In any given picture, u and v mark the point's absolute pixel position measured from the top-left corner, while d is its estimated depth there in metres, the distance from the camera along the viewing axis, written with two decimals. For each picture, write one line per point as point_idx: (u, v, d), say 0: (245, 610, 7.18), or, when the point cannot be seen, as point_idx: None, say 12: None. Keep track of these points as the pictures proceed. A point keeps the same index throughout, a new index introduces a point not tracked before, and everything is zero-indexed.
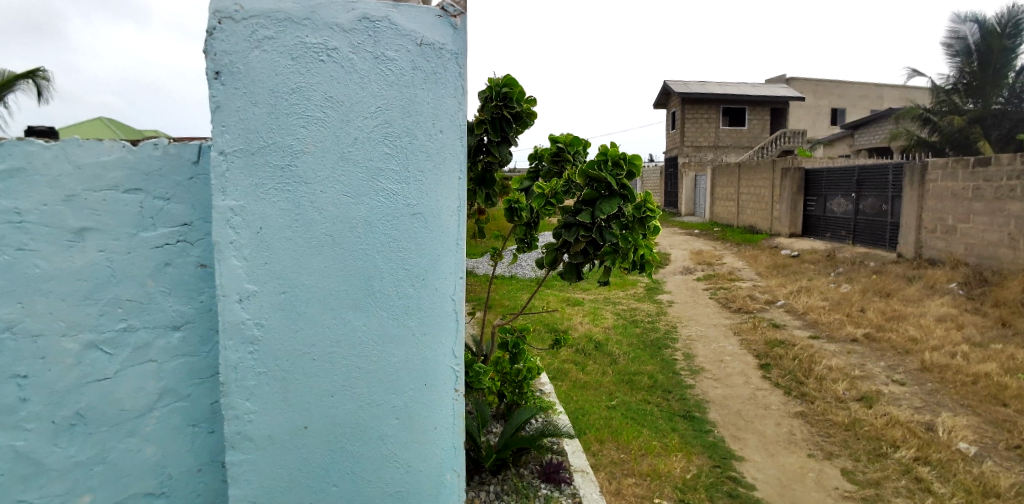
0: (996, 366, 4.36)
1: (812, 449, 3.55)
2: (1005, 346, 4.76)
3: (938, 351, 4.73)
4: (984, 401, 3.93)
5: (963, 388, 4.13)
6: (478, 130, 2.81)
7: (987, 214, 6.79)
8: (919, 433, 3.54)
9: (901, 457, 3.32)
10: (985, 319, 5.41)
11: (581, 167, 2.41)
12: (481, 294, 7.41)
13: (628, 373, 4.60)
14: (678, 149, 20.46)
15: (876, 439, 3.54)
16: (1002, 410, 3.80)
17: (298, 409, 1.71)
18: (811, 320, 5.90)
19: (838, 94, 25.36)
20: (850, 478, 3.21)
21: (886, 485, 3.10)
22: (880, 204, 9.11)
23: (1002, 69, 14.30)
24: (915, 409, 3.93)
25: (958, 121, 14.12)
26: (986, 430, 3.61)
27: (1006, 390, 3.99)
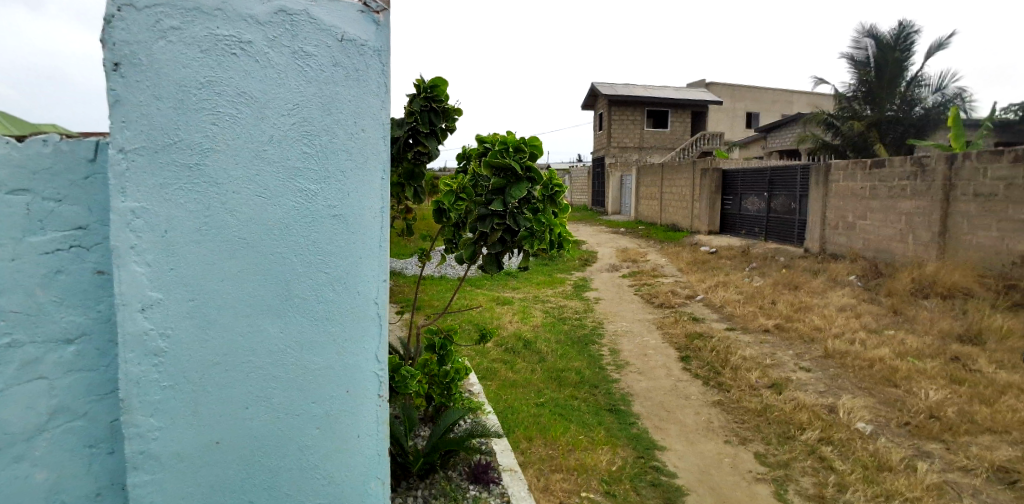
0: (890, 350, 4.22)
1: (728, 435, 3.34)
2: (898, 330, 4.77)
3: (840, 338, 4.73)
4: (879, 383, 3.77)
5: (861, 371, 3.97)
6: (408, 121, 2.70)
7: (881, 212, 7.25)
8: (823, 415, 3.34)
9: (807, 438, 3.12)
10: (879, 307, 5.53)
11: (485, 158, 2.37)
12: (409, 295, 7.24)
13: (555, 370, 4.51)
14: (604, 149, 20.93)
15: (786, 423, 3.33)
16: (894, 391, 3.62)
17: (209, 423, 1.55)
18: (728, 313, 6.09)
19: (753, 99, 26.71)
20: (763, 461, 3.01)
21: (795, 465, 2.92)
22: (789, 203, 9.63)
23: (894, 80, 15.54)
24: (820, 393, 3.74)
25: (858, 125, 15.15)
26: (881, 410, 3.42)
27: (897, 373, 3.84)
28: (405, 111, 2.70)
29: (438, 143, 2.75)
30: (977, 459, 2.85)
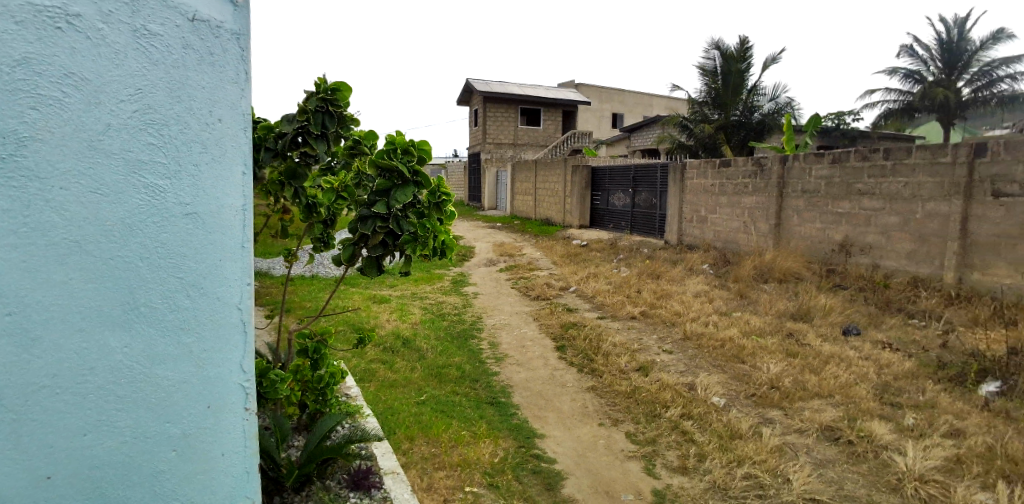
0: (738, 330, 4.65)
1: (601, 418, 3.48)
2: (744, 312, 5.29)
3: (696, 322, 5.13)
4: (729, 360, 4.13)
5: (714, 351, 4.34)
6: (298, 118, 2.43)
7: (729, 207, 7.97)
8: (683, 393, 3.57)
9: (670, 415, 3.31)
10: (728, 292, 6.00)
11: (371, 156, 2.27)
12: (277, 296, 6.81)
13: (436, 367, 4.48)
14: (480, 145, 21.10)
15: (652, 402, 3.53)
16: (741, 366, 3.98)
17: (40, 455, 1.33)
18: (599, 303, 6.38)
19: (618, 101, 28.28)
20: (633, 439, 3.15)
21: (660, 441, 3.08)
22: (651, 199, 10.32)
23: (738, 89, 16.76)
24: (681, 373, 4.03)
25: (709, 128, 16.66)
26: (732, 384, 3.67)
27: (744, 350, 4.23)
28: (297, 108, 2.43)
29: (327, 150, 2.49)
30: (809, 421, 3.03)
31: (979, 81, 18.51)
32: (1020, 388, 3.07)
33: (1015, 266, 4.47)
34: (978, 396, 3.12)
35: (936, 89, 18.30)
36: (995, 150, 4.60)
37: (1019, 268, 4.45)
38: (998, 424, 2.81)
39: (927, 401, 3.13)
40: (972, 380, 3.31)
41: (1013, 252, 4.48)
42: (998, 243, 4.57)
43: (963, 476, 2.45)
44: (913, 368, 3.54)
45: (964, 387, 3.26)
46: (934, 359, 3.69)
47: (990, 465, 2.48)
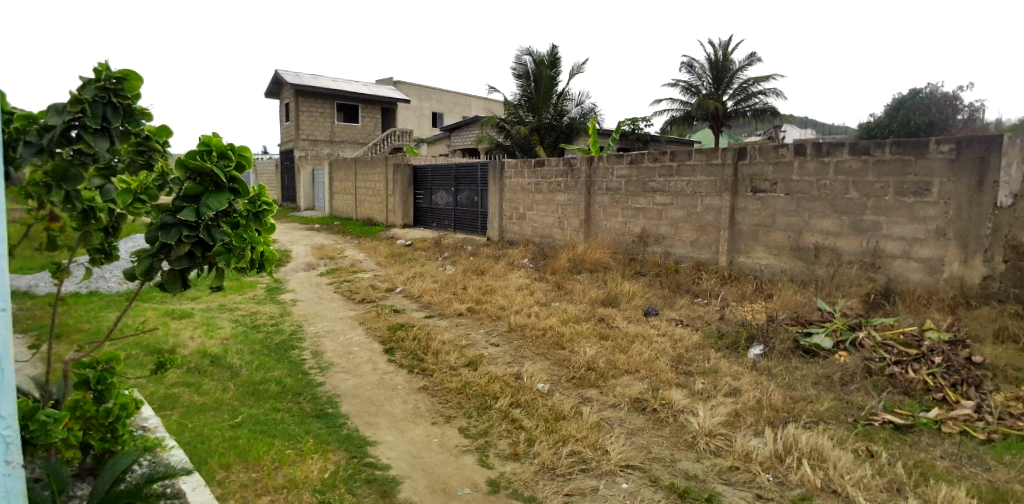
0: (557, 319, 4.99)
1: (434, 417, 3.51)
2: (561, 302, 5.68)
3: (520, 314, 5.40)
4: (550, 348, 4.42)
5: (537, 340, 4.61)
6: (71, 109, 2.12)
7: (545, 203, 8.49)
8: (511, 383, 3.76)
9: (499, 405, 3.46)
10: (546, 284, 6.38)
11: (180, 156, 2.05)
12: (46, 319, 5.78)
13: (253, 385, 4.15)
14: (293, 142, 19.89)
15: (482, 395, 3.66)
16: (561, 352, 4.28)
17: None
18: (426, 302, 6.40)
19: (437, 99, 28.52)
20: (465, 434, 3.24)
21: (492, 432, 3.20)
22: (473, 197, 10.60)
23: (547, 94, 17.86)
24: (507, 364, 4.23)
25: (524, 130, 17.52)
26: (554, 370, 3.94)
27: (563, 337, 4.55)
28: (70, 97, 2.11)
29: (109, 146, 2.20)
30: (620, 396, 3.37)
31: (739, 96, 21.75)
32: (777, 349, 3.70)
33: (769, 249, 5.37)
34: (748, 358, 3.70)
35: (708, 101, 21.16)
36: (753, 153, 5.44)
37: (772, 250, 5.35)
38: (763, 381, 3.36)
39: (711, 367, 3.64)
40: (743, 345, 3.91)
41: (767, 237, 5.38)
42: (757, 231, 5.45)
43: (740, 427, 2.89)
44: (700, 341, 4.09)
45: (737, 353, 3.84)
46: (715, 329, 4.28)
47: (759, 415, 2.95)
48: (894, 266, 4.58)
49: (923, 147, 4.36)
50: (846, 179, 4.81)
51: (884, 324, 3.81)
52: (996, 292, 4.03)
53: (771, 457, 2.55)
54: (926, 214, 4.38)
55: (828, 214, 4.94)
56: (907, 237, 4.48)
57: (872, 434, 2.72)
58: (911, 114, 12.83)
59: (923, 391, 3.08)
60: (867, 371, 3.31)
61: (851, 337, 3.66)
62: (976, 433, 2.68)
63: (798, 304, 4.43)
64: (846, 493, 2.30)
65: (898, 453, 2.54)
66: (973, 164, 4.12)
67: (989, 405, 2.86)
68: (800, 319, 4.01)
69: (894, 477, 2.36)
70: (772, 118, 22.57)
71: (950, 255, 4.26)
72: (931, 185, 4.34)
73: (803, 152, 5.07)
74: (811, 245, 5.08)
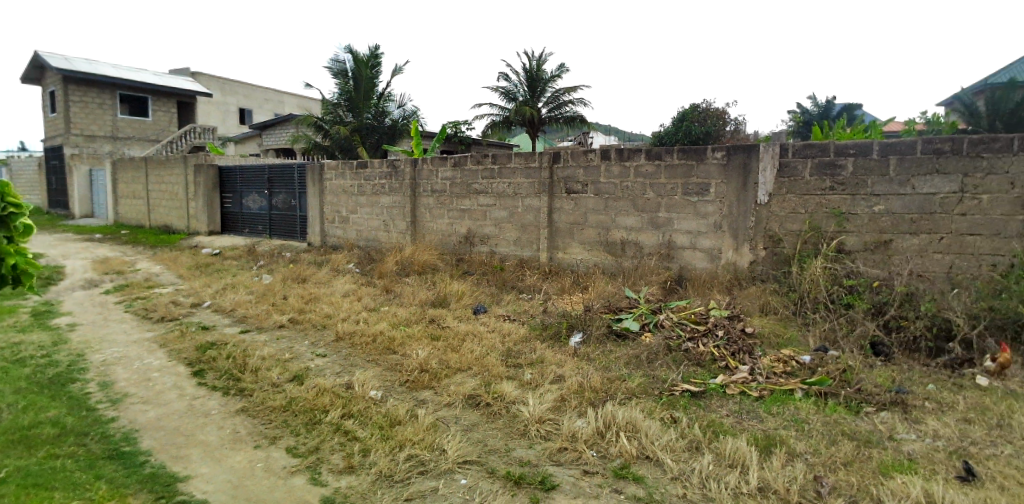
0: (387, 324, 4.90)
1: (257, 440, 3.24)
2: (390, 306, 5.57)
3: (348, 321, 5.20)
4: (381, 354, 4.32)
5: (367, 347, 4.49)
6: None
7: (369, 206, 8.29)
8: (341, 394, 3.62)
9: (330, 418, 3.32)
10: (374, 289, 6.22)
11: None
12: None
13: (20, 430, 3.45)
14: (62, 138, 17.00)
15: (310, 410, 3.48)
16: (393, 357, 4.22)
17: None
18: (240, 316, 5.86)
19: (244, 94, 26.35)
20: (294, 453, 3.04)
21: (324, 447, 3.05)
22: (290, 200, 9.99)
23: (369, 93, 17.37)
24: (336, 374, 4.05)
25: (344, 130, 16.73)
26: (386, 376, 3.89)
27: (394, 342, 4.48)
28: None
29: None
30: (455, 394, 3.43)
31: (552, 103, 23.13)
32: (594, 336, 4.03)
33: (583, 244, 5.82)
34: (569, 346, 3.97)
35: (525, 107, 22.25)
36: (566, 157, 5.85)
37: (586, 246, 5.80)
38: (583, 366, 3.64)
39: (537, 357, 3.86)
40: (565, 335, 4.19)
41: (581, 234, 5.82)
42: (572, 228, 5.88)
43: (565, 410, 3.09)
44: (526, 334, 4.30)
45: (560, 342, 4.11)
46: (540, 322, 4.53)
47: (582, 398, 3.19)
48: (684, 255, 5.23)
49: (701, 153, 5.05)
50: (643, 182, 5.39)
51: (679, 306, 4.33)
52: (760, 273, 4.82)
53: (594, 435, 2.78)
54: (706, 210, 5.07)
55: (630, 212, 5.49)
56: (693, 231, 5.16)
57: (675, 403, 3.10)
58: (693, 125, 14.68)
59: (711, 361, 3.59)
60: (667, 348, 3.75)
61: (654, 320, 4.11)
62: (752, 392, 3.19)
63: (609, 293, 4.86)
64: (657, 457, 2.60)
65: (695, 417, 2.93)
66: (739, 169, 4.89)
67: (760, 368, 3.43)
68: (611, 307, 4.39)
69: (693, 438, 2.72)
70: (580, 125, 24.41)
71: (726, 244, 4.99)
72: (709, 186, 5.04)
73: (608, 157, 5.58)
74: (618, 240, 5.60)
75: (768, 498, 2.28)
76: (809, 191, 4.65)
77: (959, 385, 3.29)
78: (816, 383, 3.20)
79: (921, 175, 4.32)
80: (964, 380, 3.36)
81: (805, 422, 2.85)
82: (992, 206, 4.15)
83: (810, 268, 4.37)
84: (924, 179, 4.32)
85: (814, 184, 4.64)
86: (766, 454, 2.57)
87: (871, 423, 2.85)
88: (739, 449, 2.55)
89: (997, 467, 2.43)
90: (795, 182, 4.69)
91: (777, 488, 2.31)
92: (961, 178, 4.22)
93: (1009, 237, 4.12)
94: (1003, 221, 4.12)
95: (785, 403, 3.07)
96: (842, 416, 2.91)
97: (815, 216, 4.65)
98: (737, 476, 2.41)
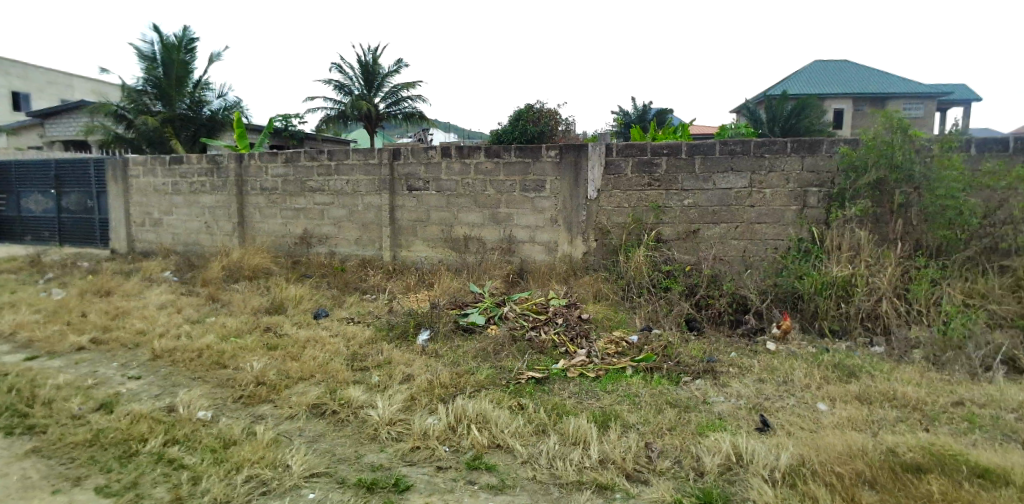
0: (214, 336, 4.40)
1: (57, 483, 2.62)
2: (217, 316, 5.02)
3: (166, 336, 4.59)
4: (208, 369, 3.86)
5: (190, 363, 3.97)
6: None
7: (186, 207, 7.46)
8: (163, 419, 3.11)
9: (150, 448, 2.83)
10: (198, 298, 5.55)
11: None
12: None
13: None
14: None
15: (124, 441, 2.92)
16: (223, 372, 3.78)
17: None
18: (24, 340, 4.89)
19: (19, 76, 22.36)
20: (105, 493, 2.52)
21: (143, 481, 2.59)
22: (85, 201, 8.66)
23: (182, 81, 15.21)
24: (153, 397, 3.50)
25: (151, 121, 14.47)
26: (215, 393, 3.45)
27: (224, 355, 4.03)
28: None
29: None
30: (296, 405, 3.17)
31: (389, 99, 22.73)
32: (441, 332, 4.02)
33: (427, 242, 5.77)
34: (417, 344, 3.91)
35: (361, 102, 21.58)
36: (406, 154, 5.73)
37: (430, 243, 5.76)
38: (431, 362, 3.60)
39: (385, 358, 3.70)
40: (412, 332, 4.09)
41: (424, 232, 5.77)
42: (415, 226, 5.80)
43: (416, 409, 3.06)
44: (371, 334, 4.11)
45: (407, 340, 4.01)
46: (386, 321, 4.34)
47: (432, 394, 3.18)
48: (524, 250, 5.41)
49: (537, 152, 5.24)
50: (483, 179, 5.46)
51: (522, 298, 4.50)
52: (592, 263, 5.18)
53: (446, 430, 2.81)
54: (543, 206, 5.29)
55: (472, 209, 5.54)
56: (531, 225, 5.36)
57: (521, 391, 3.24)
58: (527, 125, 15.29)
59: (552, 348, 3.80)
60: (512, 338, 3.88)
61: (499, 313, 4.22)
62: (589, 373, 3.44)
63: (455, 289, 4.89)
64: (507, 445, 2.70)
65: (540, 401, 3.09)
66: (571, 167, 5.17)
67: (595, 350, 3.70)
68: (457, 302, 4.42)
69: (540, 422, 2.86)
70: (418, 121, 24.23)
71: (562, 237, 5.27)
72: (545, 183, 5.26)
73: (449, 154, 5.55)
74: (461, 237, 5.63)
75: (609, 469, 2.48)
76: (631, 187, 5.09)
77: (754, 351, 3.85)
78: (643, 360, 3.54)
79: (719, 173, 4.96)
80: (758, 346, 3.92)
81: (636, 396, 3.14)
82: (773, 198, 4.91)
83: (634, 257, 4.81)
84: (723, 177, 4.96)
85: (635, 181, 5.08)
86: (604, 429, 2.79)
87: (689, 390, 3.22)
88: (581, 427, 2.73)
89: (785, 416, 2.88)
90: (619, 179, 5.10)
91: (615, 458, 2.52)
92: (750, 175, 4.93)
93: (786, 225, 4.92)
94: (781, 211, 4.90)
95: (618, 380, 3.35)
96: (666, 387, 3.25)
97: (637, 210, 5.10)
98: (580, 452, 2.58)
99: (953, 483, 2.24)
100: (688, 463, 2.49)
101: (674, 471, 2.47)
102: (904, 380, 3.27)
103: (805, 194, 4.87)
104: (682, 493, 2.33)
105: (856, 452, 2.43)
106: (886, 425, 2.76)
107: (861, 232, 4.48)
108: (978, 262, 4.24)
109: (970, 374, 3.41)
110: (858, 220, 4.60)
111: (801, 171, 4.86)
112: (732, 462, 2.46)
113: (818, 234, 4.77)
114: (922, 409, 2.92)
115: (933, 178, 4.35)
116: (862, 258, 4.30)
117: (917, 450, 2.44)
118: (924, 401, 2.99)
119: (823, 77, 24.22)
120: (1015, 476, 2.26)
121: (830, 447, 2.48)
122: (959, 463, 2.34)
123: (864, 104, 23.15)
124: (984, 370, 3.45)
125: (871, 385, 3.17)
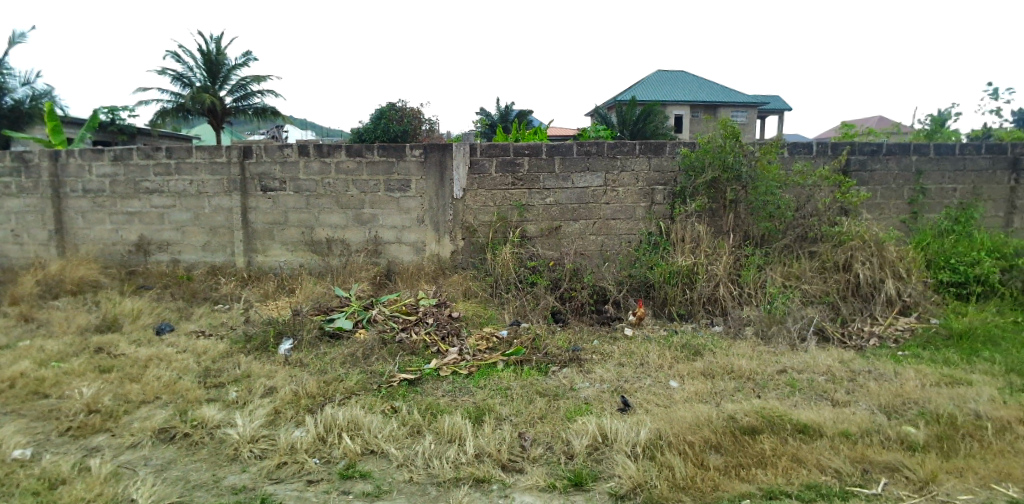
0: (29, 362, 3.80)
1: None
2: (33, 339, 4.33)
3: None
4: (23, 400, 3.33)
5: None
6: None
7: None
8: None
9: None
10: (5, 319, 4.74)
11: None
12: None
13: None
14: None
15: None
16: (44, 402, 3.28)
17: None
18: None
19: None
20: None
21: None
22: None
23: None
24: None
25: None
26: (35, 427, 2.98)
27: (44, 382, 3.50)
28: None
29: None
30: (140, 431, 2.84)
31: (236, 92, 21.11)
32: (305, 340, 3.82)
33: (285, 245, 5.44)
34: (279, 354, 3.68)
35: (204, 95, 19.80)
36: (258, 152, 5.33)
37: (289, 247, 5.43)
38: (296, 373, 3.42)
39: (243, 373, 3.44)
40: (273, 343, 3.84)
41: (282, 235, 5.43)
42: (271, 229, 5.44)
43: (281, 422, 2.89)
44: (226, 348, 3.80)
45: (268, 352, 3.76)
46: (241, 333, 4.03)
47: (297, 406, 3.02)
48: (391, 251, 5.31)
49: (401, 151, 5.16)
50: (345, 179, 5.26)
51: (390, 300, 4.41)
52: (460, 262, 5.23)
53: (315, 441, 2.69)
54: (409, 206, 5.23)
55: (334, 210, 5.31)
56: (398, 226, 5.27)
57: (393, 394, 3.19)
58: (391, 123, 14.96)
59: (424, 348, 3.78)
60: (382, 341, 3.79)
61: (367, 316, 4.09)
62: (461, 370, 3.47)
63: (318, 294, 4.68)
64: (381, 449, 2.64)
65: (413, 403, 3.06)
66: (436, 166, 5.16)
67: (466, 348, 3.75)
68: (322, 308, 4.23)
69: (414, 423, 2.84)
70: (271, 117, 22.78)
71: (429, 237, 5.24)
72: (410, 183, 5.21)
73: (306, 153, 5.26)
74: (323, 239, 5.38)
75: (485, 462, 2.52)
76: (495, 186, 5.19)
77: (614, 337, 4.11)
78: (513, 353, 3.64)
79: (577, 172, 5.23)
80: (617, 333, 4.21)
81: (507, 388, 3.22)
82: (625, 196, 5.28)
83: (501, 254, 4.92)
84: (580, 176, 5.24)
85: (499, 180, 5.19)
86: (479, 424, 2.83)
87: (557, 379, 3.37)
88: (456, 424, 2.75)
89: (642, 395, 3.12)
90: (484, 178, 5.18)
91: (490, 451, 2.57)
92: (604, 175, 5.25)
93: (637, 220, 5.32)
94: (632, 207, 5.29)
95: (490, 375, 3.42)
96: (535, 378, 3.37)
97: (502, 208, 5.21)
98: (456, 448, 2.60)
99: (780, 440, 2.57)
100: (559, 447, 2.61)
101: (546, 457, 2.58)
102: (739, 354, 3.68)
103: (652, 191, 5.30)
104: (554, 477, 2.43)
105: (703, 421, 2.70)
106: (726, 396, 3.09)
107: (700, 226, 4.96)
108: (793, 248, 4.88)
109: (790, 345, 3.92)
110: (697, 215, 5.08)
111: (648, 171, 5.27)
112: (598, 443, 2.62)
113: (664, 228, 5.21)
114: (755, 378, 3.31)
115: (755, 177, 4.95)
116: (702, 248, 4.77)
117: (751, 414, 2.75)
118: (756, 371, 3.38)
119: (665, 84, 26.36)
120: (826, 428, 2.64)
121: (681, 419, 2.73)
122: (784, 421, 2.69)
123: (700, 110, 25.60)
124: (800, 341, 3.99)
125: (713, 362, 3.53)
